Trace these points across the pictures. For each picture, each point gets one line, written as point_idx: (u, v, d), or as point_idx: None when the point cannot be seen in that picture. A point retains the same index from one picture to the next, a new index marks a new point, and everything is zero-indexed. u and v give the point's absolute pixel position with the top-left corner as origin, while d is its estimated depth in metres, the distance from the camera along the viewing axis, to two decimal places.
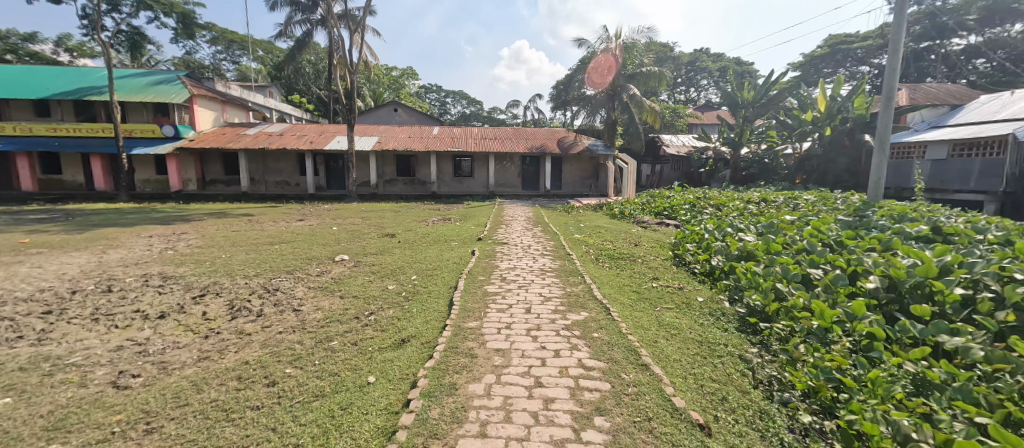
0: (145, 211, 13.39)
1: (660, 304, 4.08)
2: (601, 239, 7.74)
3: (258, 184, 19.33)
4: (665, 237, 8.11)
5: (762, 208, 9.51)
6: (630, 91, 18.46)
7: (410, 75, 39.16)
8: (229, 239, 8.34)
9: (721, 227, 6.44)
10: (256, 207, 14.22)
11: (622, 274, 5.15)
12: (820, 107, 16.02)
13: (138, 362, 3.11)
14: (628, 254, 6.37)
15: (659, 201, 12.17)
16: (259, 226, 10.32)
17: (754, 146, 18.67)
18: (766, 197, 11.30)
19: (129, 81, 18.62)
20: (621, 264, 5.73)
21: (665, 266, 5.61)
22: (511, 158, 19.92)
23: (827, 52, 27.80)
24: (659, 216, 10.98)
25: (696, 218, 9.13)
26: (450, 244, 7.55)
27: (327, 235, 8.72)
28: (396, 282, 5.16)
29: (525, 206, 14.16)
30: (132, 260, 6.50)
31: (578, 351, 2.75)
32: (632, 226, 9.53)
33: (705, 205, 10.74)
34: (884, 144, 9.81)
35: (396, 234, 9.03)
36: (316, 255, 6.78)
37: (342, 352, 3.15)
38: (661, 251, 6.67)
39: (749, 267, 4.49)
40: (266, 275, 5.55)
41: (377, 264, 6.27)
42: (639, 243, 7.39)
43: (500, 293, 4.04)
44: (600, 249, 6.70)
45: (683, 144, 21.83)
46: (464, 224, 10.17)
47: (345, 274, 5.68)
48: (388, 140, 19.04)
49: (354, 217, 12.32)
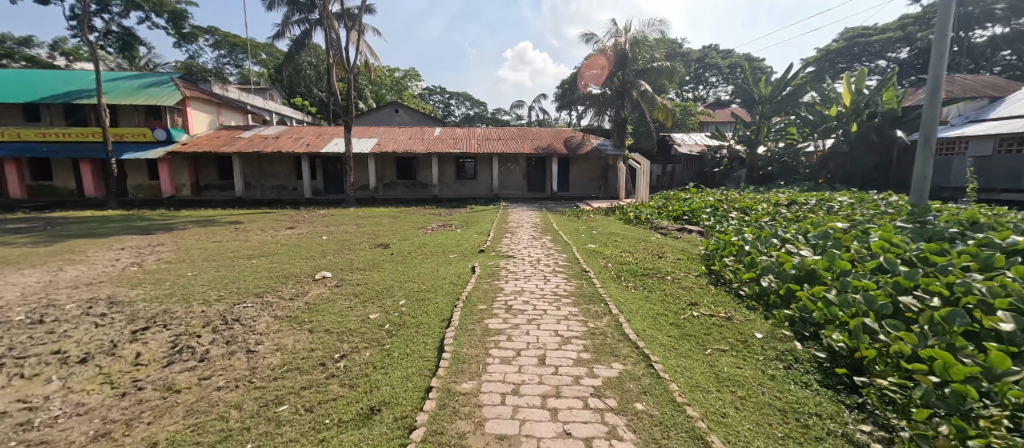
0: (130, 219, 12.71)
1: (709, 344, 3.18)
2: (619, 249, 6.85)
3: (253, 189, 18.62)
4: (692, 246, 7.20)
5: (796, 212, 8.56)
6: (641, 86, 17.30)
7: (413, 77, 38.49)
8: (206, 252, 7.55)
9: (763, 237, 5.53)
10: (246, 214, 13.49)
11: (651, 299, 4.26)
12: (846, 101, 14.90)
13: (8, 445, 2.29)
14: (654, 269, 5.49)
15: (676, 204, 11.24)
16: (245, 235, 9.56)
17: (772, 145, 17.66)
18: (795, 199, 10.34)
19: (120, 84, 17.98)
20: (648, 284, 4.82)
21: (702, 287, 4.70)
22: (516, 160, 19.07)
23: (843, 46, 26.68)
24: (679, 222, 10.07)
25: (723, 224, 8.22)
26: (449, 256, 6.70)
27: (314, 247, 7.94)
28: (379, 310, 4.28)
29: (531, 211, 13.29)
30: (85, 280, 5.70)
31: (619, 443, 1.87)
32: (650, 233, 8.62)
33: (729, 208, 9.82)
34: (931, 139, 8.74)
35: (390, 244, 8.20)
36: (296, 272, 5.93)
37: (287, 427, 2.31)
38: (691, 265, 5.77)
39: (819, 292, 3.55)
40: (229, 300, 4.69)
41: (363, 283, 5.42)
42: (664, 255, 6.48)
43: (505, 332, 3.15)
44: (620, 263, 5.82)
45: (696, 143, 20.87)
46: (466, 231, 9.34)
47: (322, 298, 4.82)
48: (388, 142, 18.29)
49: (349, 224, 11.54)
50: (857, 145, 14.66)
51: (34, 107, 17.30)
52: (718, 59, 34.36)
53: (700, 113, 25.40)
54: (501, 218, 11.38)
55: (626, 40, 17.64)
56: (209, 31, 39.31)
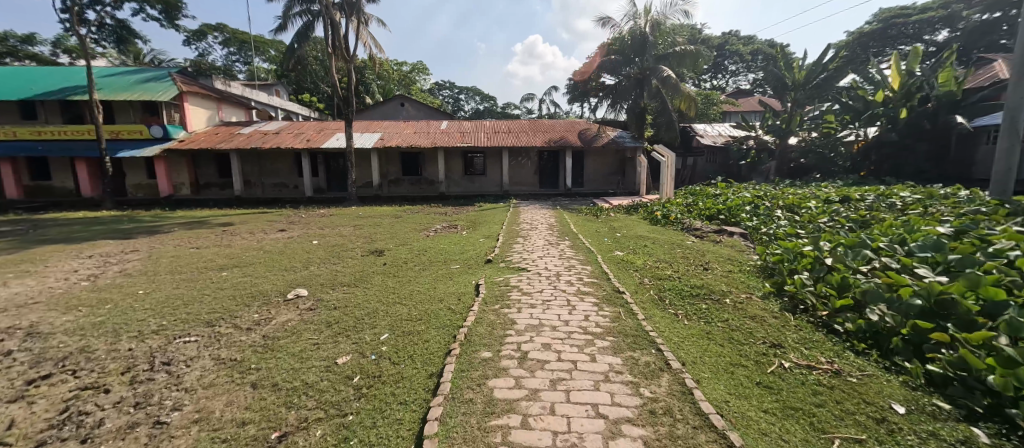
0: (119, 221, 12.00)
1: (830, 428, 2.07)
2: (655, 259, 5.74)
3: (254, 187, 17.87)
4: (741, 254, 6.06)
5: (858, 211, 7.33)
6: (663, 72, 15.94)
7: (420, 71, 37.44)
8: (177, 261, 6.60)
9: (846, 247, 4.37)
10: (239, 214, 12.63)
11: (716, 337, 3.16)
12: (894, 84, 13.48)
13: None
14: (705, 286, 4.39)
15: (709, 201, 10.01)
16: (229, 240, 8.63)
17: (805, 134, 16.50)
18: (847, 194, 9.03)
19: (115, 79, 17.26)
20: (704, 312, 3.70)
21: (779, 318, 3.58)
22: (527, 154, 17.97)
23: (877, 28, 24.56)
24: (715, 222, 8.87)
25: (773, 227, 7.05)
26: (451, 268, 5.65)
27: (298, 254, 6.99)
28: (352, 350, 3.24)
29: (544, 209, 12.18)
30: (17, 302, 4.77)
31: None
32: (684, 236, 7.50)
33: (772, 206, 8.62)
34: (1018, 125, 7.32)
35: (386, 250, 7.21)
36: (266, 290, 4.93)
37: None
38: (751, 280, 4.66)
39: (982, 340, 2.40)
40: (167, 334, 3.71)
41: (343, 304, 4.44)
42: (710, 265, 5.35)
43: (518, 411, 2.08)
44: (659, 278, 4.73)
45: (720, 134, 19.52)
46: (471, 234, 8.28)
47: (290, 328, 3.84)
48: (392, 136, 17.33)
49: (346, 225, 10.62)
50: (906, 134, 13.17)
51: (30, 104, 16.74)
52: (739, 45, 32.31)
53: (723, 102, 23.83)
54: (511, 218, 10.33)
55: (647, 23, 16.30)
56: (217, 28, 38.70)
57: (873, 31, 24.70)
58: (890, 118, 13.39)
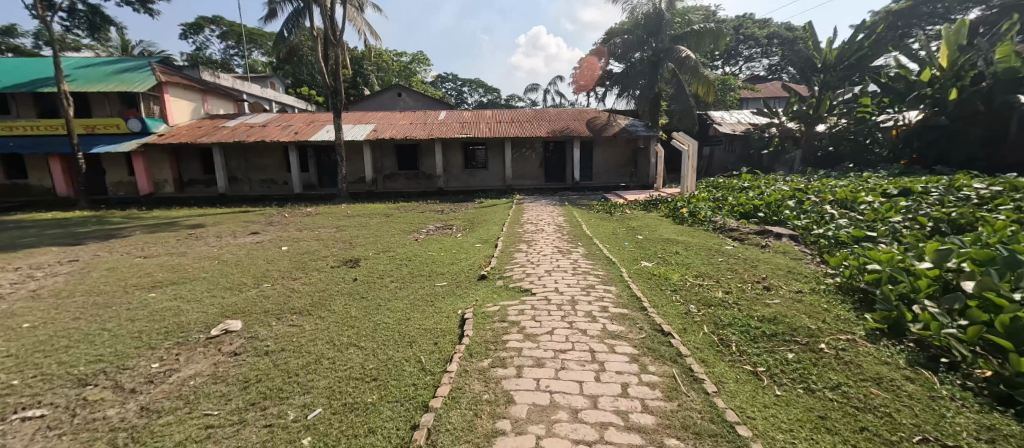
0: (85, 223, 10.94)
1: None
2: (694, 273, 4.49)
3: (240, 184, 16.72)
4: (801, 264, 4.80)
5: (935, 208, 6.03)
6: (682, 53, 14.51)
7: (421, 61, 36.07)
8: (109, 276, 5.45)
9: (986, 264, 3.07)
10: (218, 214, 11.54)
11: (841, 428, 1.92)
12: (941, 61, 12.01)
13: None
14: (778, 319, 3.15)
15: (742, 196, 8.70)
16: (189, 246, 7.47)
17: (836, 120, 15.06)
18: (908, 186, 7.67)
19: (90, 71, 16.14)
20: (796, 368, 2.47)
21: (919, 383, 2.32)
22: (531, 145, 16.66)
23: (907, 7, 22.43)
24: (752, 221, 7.53)
25: (833, 228, 5.77)
26: (435, 287, 4.41)
27: (257, 265, 5.82)
28: (253, 445, 2.06)
29: (551, 206, 10.97)
30: None
31: None
32: (720, 239, 6.25)
33: (821, 201, 7.33)
34: None
35: (362, 259, 6.01)
36: (189, 322, 3.75)
37: None
38: (837, 309, 3.40)
39: None
40: (7, 404, 2.56)
41: (285, 343, 3.28)
42: (771, 284, 4.09)
43: None
44: (711, 305, 3.49)
45: (739, 122, 18.17)
46: (467, 237, 7.08)
47: (190, 392, 2.65)
48: (386, 128, 16.11)
49: (329, 226, 9.48)
50: (956, 117, 11.70)
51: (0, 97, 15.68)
52: (755, 29, 30.47)
53: (740, 88, 22.30)
54: (515, 216, 9.12)
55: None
56: (213, 21, 37.72)
57: (901, 10, 22.56)
58: (936, 99, 11.94)
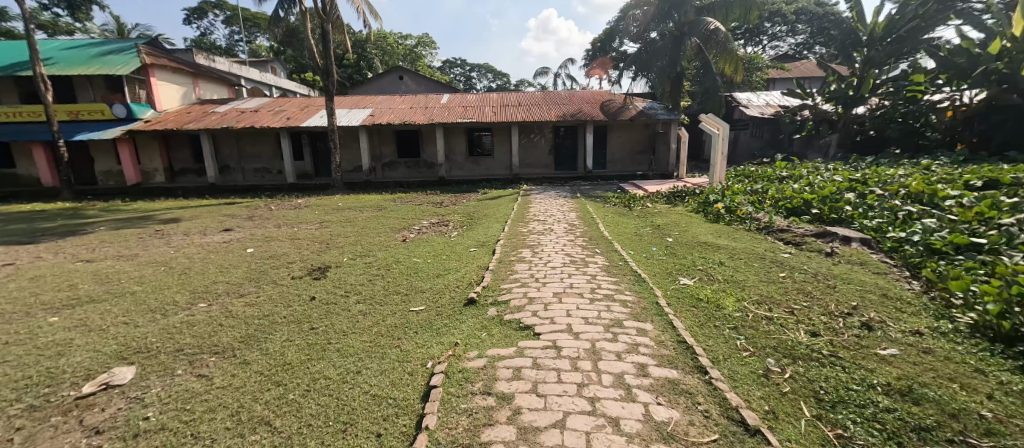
0: (57, 216, 10.15)
1: None
2: (754, 297, 3.35)
3: (232, 173, 15.82)
4: (893, 284, 3.61)
5: None
6: (709, 26, 12.94)
7: (426, 44, 34.54)
8: (27, 288, 4.53)
9: None
10: (199, 207, 10.65)
11: None
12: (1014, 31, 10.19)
13: None
14: (919, 394, 2.02)
15: (785, 187, 7.46)
16: (149, 246, 6.56)
17: (879, 101, 13.53)
18: (996, 177, 6.23)
19: (74, 53, 15.23)
20: None
21: None
22: (540, 130, 15.40)
23: None
24: (803, 219, 6.31)
25: (921, 231, 4.53)
26: (408, 315, 3.33)
27: (205, 274, 4.82)
28: None
29: (561, 198, 9.83)
30: None
31: None
32: (769, 244, 5.10)
33: (885, 194, 6.05)
34: None
35: (332, 267, 4.98)
36: (64, 370, 2.74)
37: None
38: (997, 372, 2.23)
39: None
40: None
41: (175, 415, 2.23)
42: (873, 317, 2.92)
43: None
44: (798, 360, 2.37)
45: (768, 104, 16.84)
46: (462, 238, 6.04)
47: None
48: (384, 113, 14.99)
49: (312, 221, 8.46)
50: None
51: None
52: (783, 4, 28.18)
53: (769, 67, 20.53)
54: (521, 211, 8.02)
55: None
56: (217, 5, 36.88)
57: None
58: (1006, 75, 10.23)
